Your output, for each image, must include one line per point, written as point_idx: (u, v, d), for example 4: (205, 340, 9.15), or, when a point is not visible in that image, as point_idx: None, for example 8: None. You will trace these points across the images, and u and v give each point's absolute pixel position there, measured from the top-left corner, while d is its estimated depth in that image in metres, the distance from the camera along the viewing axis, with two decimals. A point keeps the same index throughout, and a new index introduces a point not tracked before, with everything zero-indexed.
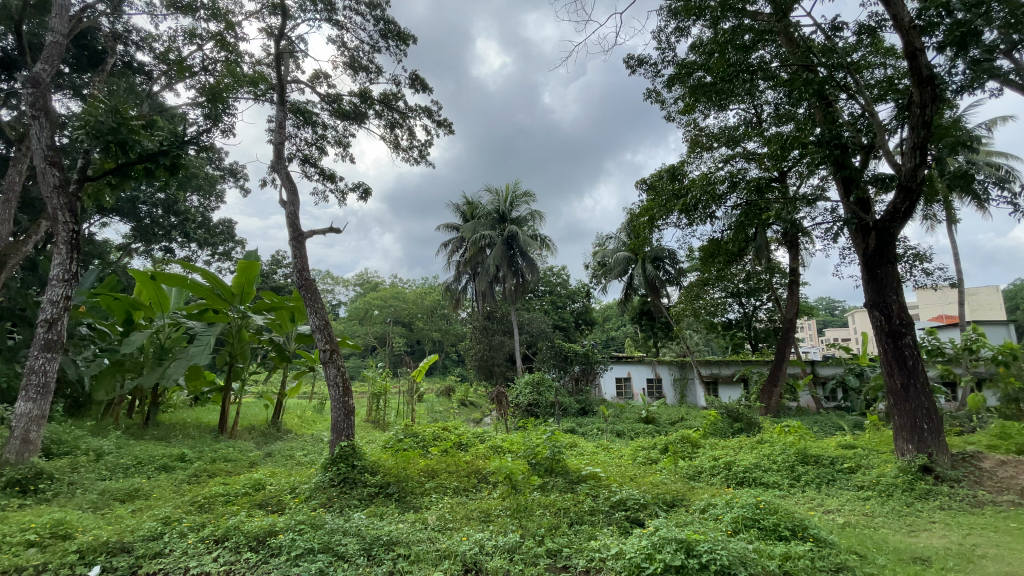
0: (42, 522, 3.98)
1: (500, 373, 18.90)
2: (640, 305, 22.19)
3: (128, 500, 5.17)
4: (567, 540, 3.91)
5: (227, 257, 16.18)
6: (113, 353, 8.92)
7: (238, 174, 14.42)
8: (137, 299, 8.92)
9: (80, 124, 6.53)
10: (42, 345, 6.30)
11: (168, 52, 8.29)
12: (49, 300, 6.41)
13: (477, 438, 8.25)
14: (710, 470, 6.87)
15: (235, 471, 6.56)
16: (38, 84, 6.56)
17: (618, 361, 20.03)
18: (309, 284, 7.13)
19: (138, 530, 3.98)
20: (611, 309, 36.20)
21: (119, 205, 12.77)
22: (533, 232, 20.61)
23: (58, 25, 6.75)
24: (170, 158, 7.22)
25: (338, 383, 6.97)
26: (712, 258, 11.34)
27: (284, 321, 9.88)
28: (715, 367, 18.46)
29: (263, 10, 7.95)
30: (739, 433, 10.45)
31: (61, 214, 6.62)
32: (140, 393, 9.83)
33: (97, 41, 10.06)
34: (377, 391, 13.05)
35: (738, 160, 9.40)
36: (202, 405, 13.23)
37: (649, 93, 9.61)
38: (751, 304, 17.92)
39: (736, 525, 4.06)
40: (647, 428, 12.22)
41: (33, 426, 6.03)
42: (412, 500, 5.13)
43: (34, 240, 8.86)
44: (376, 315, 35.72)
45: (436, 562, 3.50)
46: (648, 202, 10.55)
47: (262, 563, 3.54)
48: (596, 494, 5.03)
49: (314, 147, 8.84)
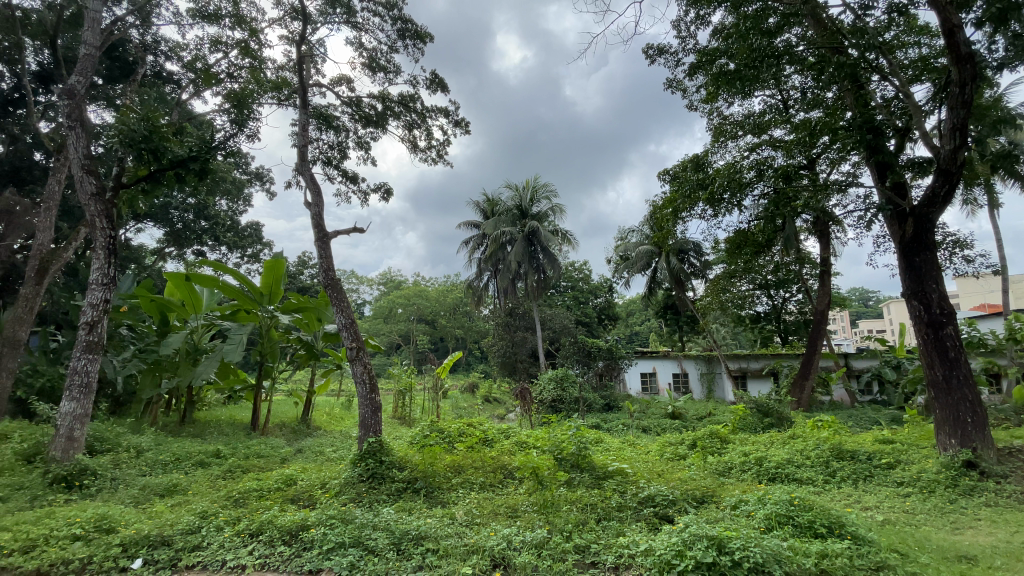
0: (87, 517, 4.14)
1: (523, 369, 18.86)
2: (665, 299, 21.86)
3: (168, 495, 5.37)
4: (595, 536, 3.88)
5: (255, 259, 16.57)
6: (150, 353, 9.24)
7: (265, 177, 14.67)
8: (172, 300, 9.21)
9: (114, 133, 6.77)
10: (84, 346, 6.57)
11: (195, 60, 8.51)
12: (90, 304, 6.66)
13: (502, 435, 8.25)
14: (741, 465, 6.72)
15: (268, 467, 6.72)
16: (74, 96, 6.81)
17: (642, 356, 19.34)
18: (334, 283, 7.22)
19: (177, 524, 4.12)
20: (635, 303, 35.98)
21: (152, 211, 13.20)
22: (554, 227, 20.48)
23: (90, 38, 6.99)
24: (200, 163, 7.40)
25: (365, 380, 7.05)
26: (740, 249, 11.01)
27: (311, 320, 10.03)
28: (744, 361, 18.65)
29: (285, 16, 8.10)
30: (770, 428, 10.21)
31: (98, 220, 6.88)
32: (176, 392, 10.16)
33: (128, 53, 10.42)
34: (403, 388, 13.21)
35: (765, 148, 9.15)
36: (235, 403, 13.62)
37: (670, 82, 9.44)
38: (780, 295, 16.77)
39: (769, 522, 3.98)
40: (674, 424, 12.02)
41: (77, 425, 6.30)
42: (439, 495, 5.19)
43: (75, 246, 9.20)
44: (400, 313, 36.12)
45: (464, 556, 3.51)
46: (672, 193, 10.34)
47: (295, 557, 3.62)
48: (623, 490, 4.97)
49: (336, 149, 8.96)
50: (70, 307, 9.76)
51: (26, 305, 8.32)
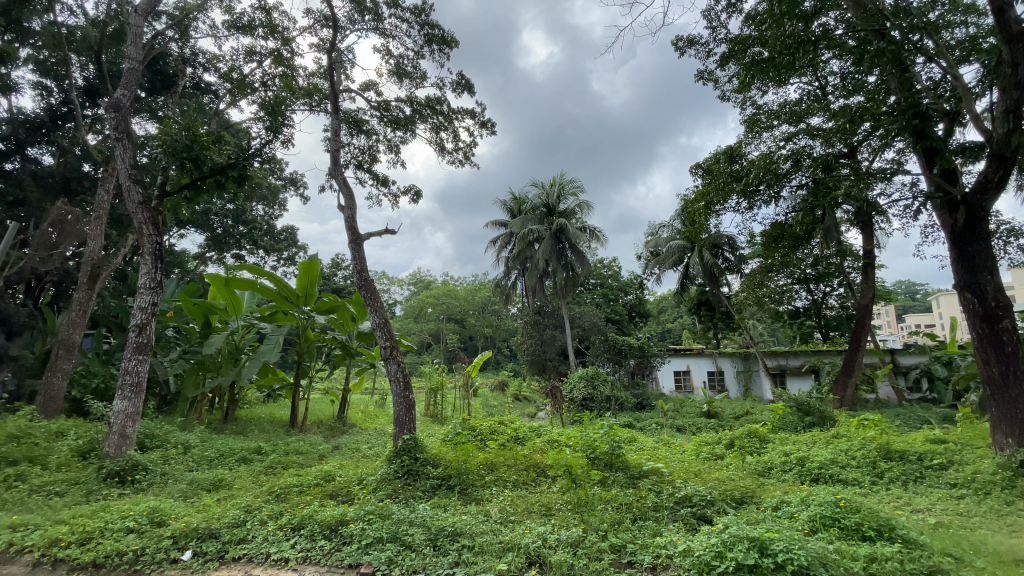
0: (139, 511, 4.36)
1: (552, 367, 18.79)
2: (698, 295, 21.37)
3: (213, 490, 5.59)
4: (631, 535, 3.83)
5: (291, 262, 17.04)
6: (195, 354, 9.63)
7: (298, 182, 15.05)
8: (213, 303, 9.57)
9: (158, 143, 7.09)
10: (135, 348, 6.90)
11: (232, 71, 8.81)
12: (139, 307, 7.00)
13: (534, 433, 8.24)
14: (782, 466, 6.50)
15: (306, 463, 6.91)
16: (120, 108, 7.16)
17: (676, 354, 18.90)
18: (368, 284, 7.35)
19: (224, 517, 4.28)
20: (667, 300, 35.40)
21: (193, 217, 13.76)
22: (582, 224, 20.24)
23: (134, 53, 7.33)
24: (238, 170, 7.68)
25: (399, 379, 7.16)
26: (777, 243, 10.66)
27: (346, 320, 10.23)
28: (782, 358, 18.14)
29: (315, 24, 8.29)
30: (811, 427, 9.86)
31: (145, 227, 7.21)
32: (220, 391, 10.56)
33: (168, 66, 10.89)
34: (434, 386, 13.36)
35: (802, 137, 8.84)
36: (274, 402, 14.06)
37: (701, 73, 9.22)
38: (820, 290, 16.11)
39: (813, 524, 3.85)
40: (709, 423, 11.75)
41: (129, 422, 6.62)
42: (473, 492, 5.22)
43: (123, 252, 9.67)
44: (430, 312, 36.57)
45: (500, 553, 3.53)
46: (703, 187, 10.08)
47: (335, 551, 3.72)
48: (659, 489, 4.89)
49: (366, 153, 9.13)
50: (120, 311, 10.27)
51: (80, 309, 8.79)
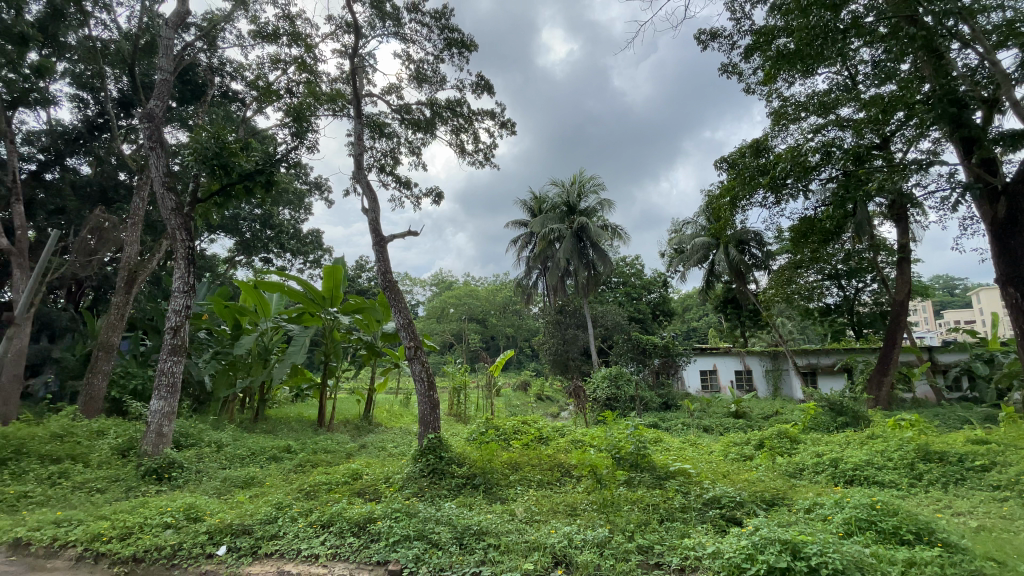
0: (176, 507, 4.51)
1: (575, 367, 18.69)
2: (724, 292, 20.95)
3: (245, 487, 5.75)
4: (659, 536, 3.78)
5: (316, 265, 17.38)
6: (226, 355, 9.92)
7: (322, 187, 15.33)
8: (243, 306, 9.82)
9: (190, 151, 7.34)
10: (170, 349, 7.14)
11: (258, 79, 9.03)
12: (174, 310, 7.24)
13: (558, 433, 8.21)
14: (814, 467, 6.33)
15: (334, 461, 7.04)
16: (153, 118, 7.42)
17: (702, 353, 18.61)
18: (391, 285, 7.44)
19: (256, 513, 4.39)
20: (692, 298, 34.83)
21: (224, 222, 14.17)
22: (604, 222, 20.03)
23: (165, 64, 7.59)
24: (266, 175, 7.88)
25: (423, 378, 7.22)
26: (806, 238, 10.39)
27: (370, 321, 10.36)
28: (813, 357, 17.64)
29: (338, 31, 8.43)
30: (845, 428, 9.57)
31: (178, 232, 7.45)
32: (250, 391, 10.84)
33: (198, 76, 11.22)
34: (457, 386, 13.44)
35: (831, 129, 8.59)
36: (303, 401, 14.39)
37: (725, 66, 9.05)
38: (852, 286, 15.60)
39: (848, 527, 3.73)
40: (738, 423, 11.53)
41: (165, 421, 6.85)
42: (498, 491, 5.24)
43: (157, 257, 10.01)
44: (452, 313, 36.87)
45: (526, 553, 3.53)
46: (728, 181, 9.88)
47: (363, 549, 3.78)
48: (686, 490, 4.81)
49: (389, 156, 9.25)
50: (156, 313, 10.65)
51: (117, 312, 9.12)
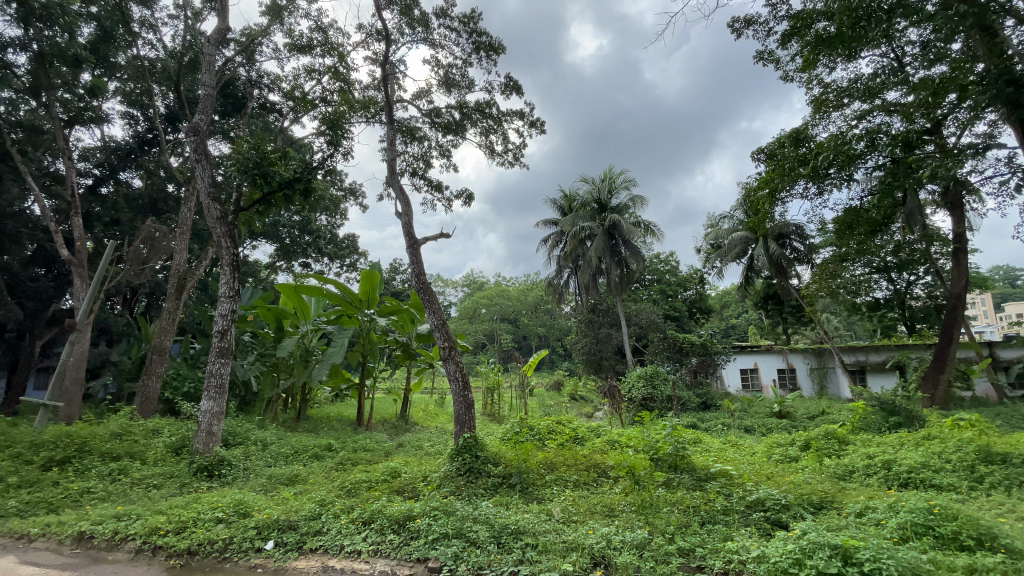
0: (226, 502, 4.71)
1: (609, 366, 18.48)
2: (764, 288, 20.26)
3: (290, 484, 5.95)
4: (701, 539, 3.69)
5: (352, 268, 17.82)
6: (270, 357, 10.30)
7: (357, 193, 15.70)
8: (285, 309, 10.16)
9: (233, 162, 7.67)
10: (218, 352, 7.47)
11: (294, 89, 9.34)
12: (221, 314, 7.57)
13: (593, 433, 8.14)
14: (865, 469, 6.05)
15: (373, 460, 7.20)
16: (199, 132, 7.78)
17: (742, 351, 18.10)
18: (426, 287, 7.55)
19: (301, 510, 4.53)
20: (730, 295, 33.84)
21: (265, 230, 14.73)
22: (636, 219, 19.71)
23: (208, 79, 7.94)
24: (304, 183, 8.14)
25: (458, 378, 7.28)
26: (852, 230, 9.93)
27: (406, 322, 10.54)
28: (861, 354, 17.13)
29: (369, 39, 8.63)
30: (898, 428, 9.09)
31: (224, 240, 7.78)
32: (292, 391, 11.21)
33: (238, 89, 11.69)
34: (491, 385, 13.49)
35: (877, 115, 8.19)
36: (342, 401, 14.79)
37: (761, 54, 8.76)
38: (903, 279, 14.80)
39: (903, 532, 3.54)
40: (781, 423, 11.14)
41: (214, 421, 7.16)
42: (535, 491, 5.23)
43: (204, 264, 10.49)
44: (484, 314, 37.20)
45: (564, 553, 3.52)
46: (767, 173, 9.53)
47: (404, 545, 3.86)
48: (728, 492, 4.68)
49: (421, 160, 9.39)
50: (204, 317, 11.15)
51: (168, 316, 9.59)
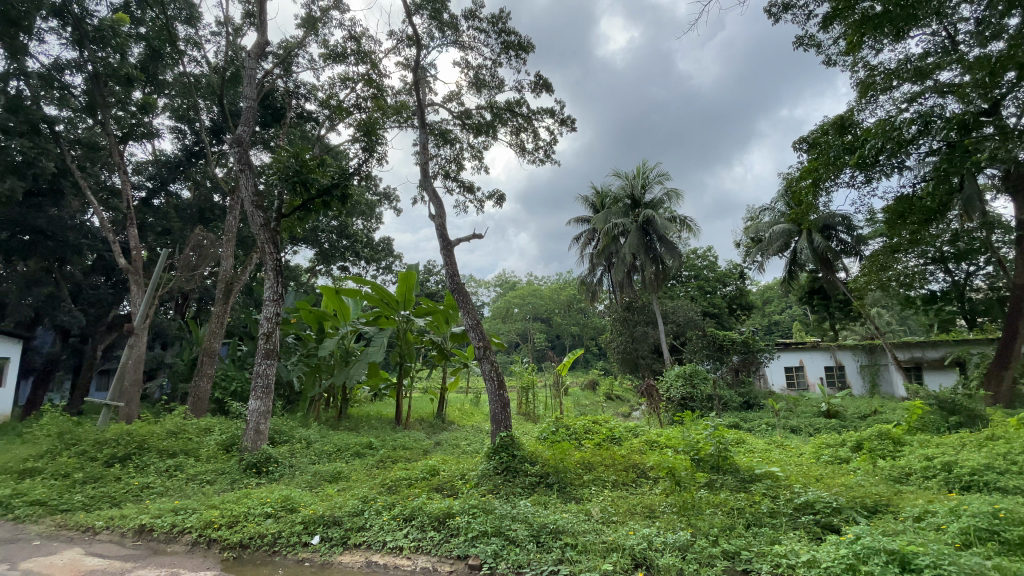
0: (274, 498, 4.90)
1: (645, 365, 18.18)
2: (808, 283, 19.45)
3: (334, 481, 6.13)
4: (746, 542, 3.58)
5: (388, 271, 18.22)
6: (312, 357, 10.65)
7: (392, 197, 16.00)
8: (325, 311, 10.48)
9: (274, 171, 7.98)
10: (264, 353, 7.77)
11: (330, 98, 9.61)
12: (266, 317, 7.87)
13: (630, 433, 8.03)
14: (923, 472, 5.72)
15: (412, 458, 7.35)
16: (242, 143, 8.12)
17: (787, 349, 17.71)
18: (460, 287, 7.65)
19: (345, 506, 4.65)
20: (772, 290, 32.70)
21: (305, 235, 15.24)
22: (671, 214, 19.29)
23: (249, 92, 8.27)
24: (341, 189, 8.37)
25: (494, 378, 7.31)
26: (904, 219, 9.41)
27: (441, 322, 10.70)
28: (917, 350, 16.73)
29: (400, 45, 8.78)
30: (959, 428, 8.57)
31: (267, 246, 8.08)
32: (333, 391, 11.55)
33: (276, 100, 12.12)
34: (526, 385, 13.50)
35: (929, 96, 7.73)
36: (381, 400, 15.12)
37: (801, 39, 8.43)
38: (961, 268, 13.54)
39: (965, 537, 3.34)
40: (830, 423, 10.70)
41: (262, 419, 7.44)
42: (573, 491, 5.21)
43: (249, 269, 10.92)
44: (516, 313, 37.37)
45: (604, 553, 3.49)
46: (809, 163, 9.15)
47: (444, 542, 3.92)
48: (775, 494, 4.53)
49: (453, 163, 9.50)
50: (250, 321, 11.63)
51: (217, 320, 10.02)
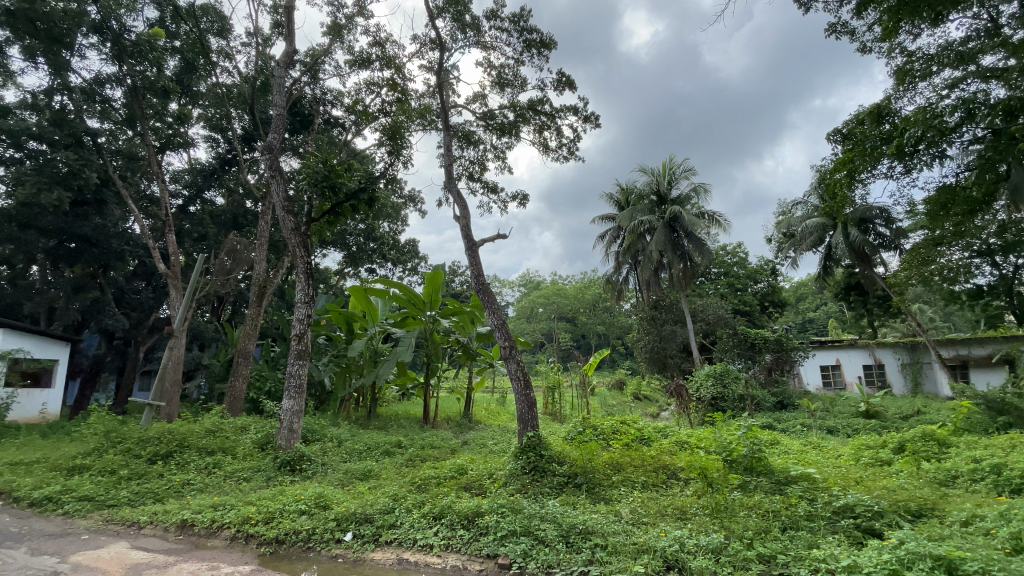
0: (308, 496, 5.03)
1: (673, 365, 17.89)
2: (845, 278, 18.78)
3: (365, 479, 6.25)
4: (782, 546, 3.48)
5: (414, 272, 18.44)
6: (341, 358, 10.86)
7: (416, 199, 16.20)
8: (354, 312, 10.67)
9: (304, 176, 8.18)
10: (297, 354, 7.97)
11: (356, 104, 9.80)
12: (298, 319, 8.08)
13: (659, 433, 7.93)
14: (971, 474, 5.44)
15: (441, 457, 7.42)
16: (272, 150, 8.35)
17: (822, 347, 17.09)
18: (486, 287, 7.68)
19: (376, 504, 4.74)
20: (806, 287, 31.77)
21: (334, 238, 15.58)
22: (698, 210, 18.93)
23: (279, 100, 8.51)
24: (368, 193, 8.53)
25: (520, 378, 7.30)
26: (946, 210, 8.98)
27: (467, 322, 10.77)
28: (962, 348, 15.96)
29: (423, 48, 8.88)
30: (1009, 429, 8.16)
31: (298, 249, 8.29)
32: (363, 391, 11.75)
33: (305, 107, 12.42)
34: (552, 385, 13.44)
35: (972, 82, 7.36)
36: (409, 400, 15.32)
37: (833, 26, 8.15)
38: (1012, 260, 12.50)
39: (1018, 543, 3.17)
40: (869, 424, 10.33)
41: (295, 418, 7.63)
42: (602, 491, 5.18)
43: (281, 272, 11.23)
44: (541, 312, 37.38)
45: (634, 555, 3.45)
46: (844, 154, 8.83)
47: (474, 541, 3.95)
48: (812, 498, 4.40)
49: (477, 164, 9.55)
50: (282, 322, 11.96)
51: (251, 322, 10.34)
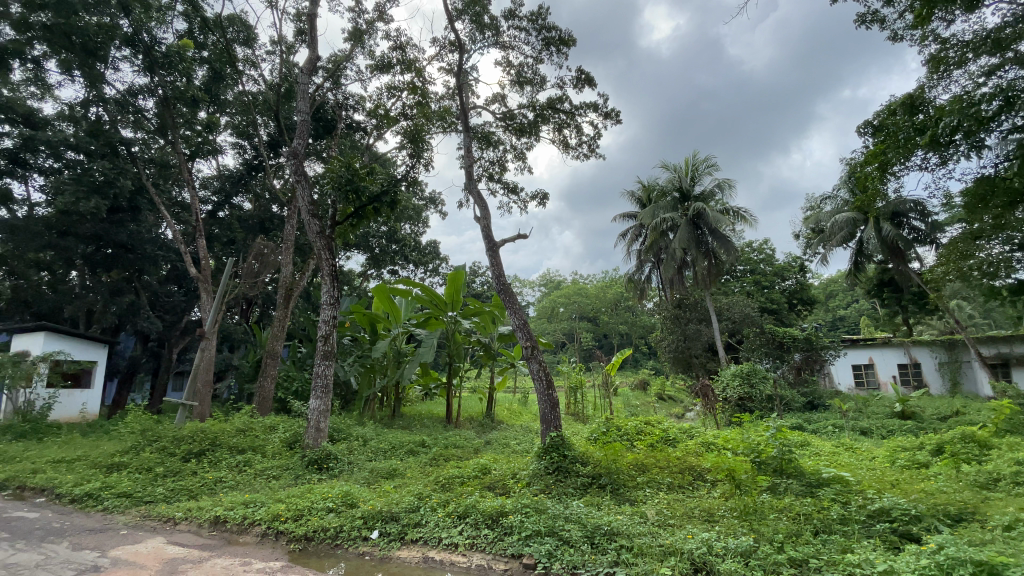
0: (336, 494, 5.12)
1: (698, 364, 17.61)
2: (877, 275, 18.19)
3: (390, 478, 6.34)
4: (814, 550, 3.40)
5: (435, 273, 18.61)
6: (366, 358, 11.03)
7: (437, 201, 16.34)
8: (378, 313, 10.82)
9: (328, 180, 8.34)
10: (323, 354, 8.11)
11: (377, 108, 9.94)
12: (324, 320, 8.23)
13: (685, 434, 7.83)
14: (1014, 477, 5.21)
15: (464, 456, 7.47)
16: (297, 155, 8.52)
17: (853, 345, 16.66)
18: (507, 288, 7.70)
19: (401, 502, 4.79)
20: (836, 284, 30.93)
21: (357, 241, 15.83)
22: (723, 206, 18.55)
23: (303, 107, 8.70)
24: (390, 196, 8.64)
25: (543, 378, 7.27)
26: (985, 203, 8.62)
27: (488, 323, 10.79)
28: (1005, 346, 15.30)
29: (442, 51, 8.95)
30: None
31: (322, 252, 8.44)
32: (387, 391, 11.91)
33: (327, 112, 12.67)
34: (574, 385, 13.38)
35: (1012, 68, 7.04)
36: (432, 400, 15.45)
37: (862, 16, 7.91)
38: None
39: None
40: (905, 425, 10.00)
41: (321, 418, 7.77)
42: (626, 492, 5.14)
43: (306, 274, 11.45)
44: (563, 312, 37.25)
45: (661, 557, 3.42)
46: (875, 146, 8.56)
47: (499, 540, 3.96)
48: (845, 501, 4.27)
49: (497, 164, 9.57)
50: (308, 324, 12.21)
51: (278, 324, 10.58)
